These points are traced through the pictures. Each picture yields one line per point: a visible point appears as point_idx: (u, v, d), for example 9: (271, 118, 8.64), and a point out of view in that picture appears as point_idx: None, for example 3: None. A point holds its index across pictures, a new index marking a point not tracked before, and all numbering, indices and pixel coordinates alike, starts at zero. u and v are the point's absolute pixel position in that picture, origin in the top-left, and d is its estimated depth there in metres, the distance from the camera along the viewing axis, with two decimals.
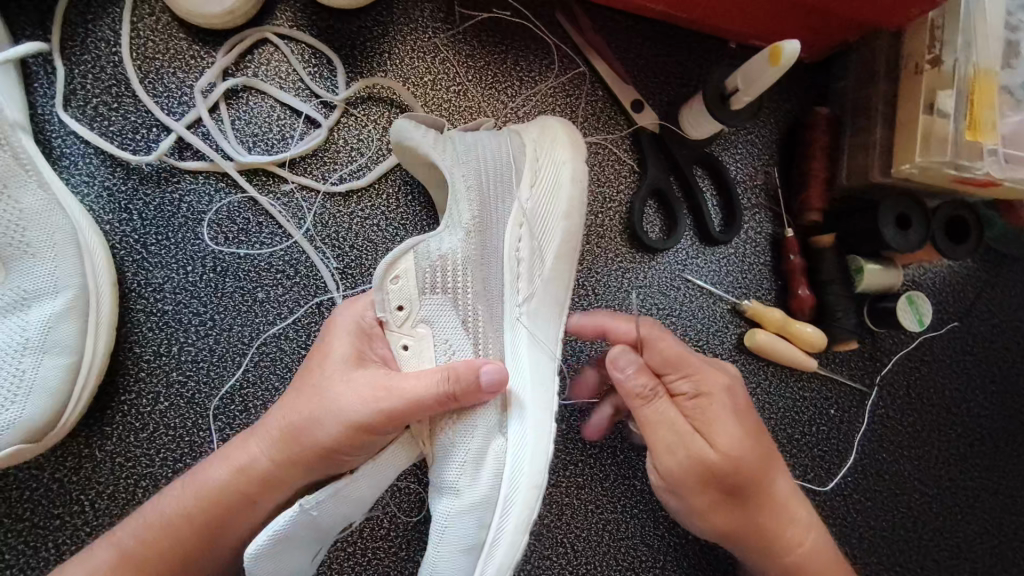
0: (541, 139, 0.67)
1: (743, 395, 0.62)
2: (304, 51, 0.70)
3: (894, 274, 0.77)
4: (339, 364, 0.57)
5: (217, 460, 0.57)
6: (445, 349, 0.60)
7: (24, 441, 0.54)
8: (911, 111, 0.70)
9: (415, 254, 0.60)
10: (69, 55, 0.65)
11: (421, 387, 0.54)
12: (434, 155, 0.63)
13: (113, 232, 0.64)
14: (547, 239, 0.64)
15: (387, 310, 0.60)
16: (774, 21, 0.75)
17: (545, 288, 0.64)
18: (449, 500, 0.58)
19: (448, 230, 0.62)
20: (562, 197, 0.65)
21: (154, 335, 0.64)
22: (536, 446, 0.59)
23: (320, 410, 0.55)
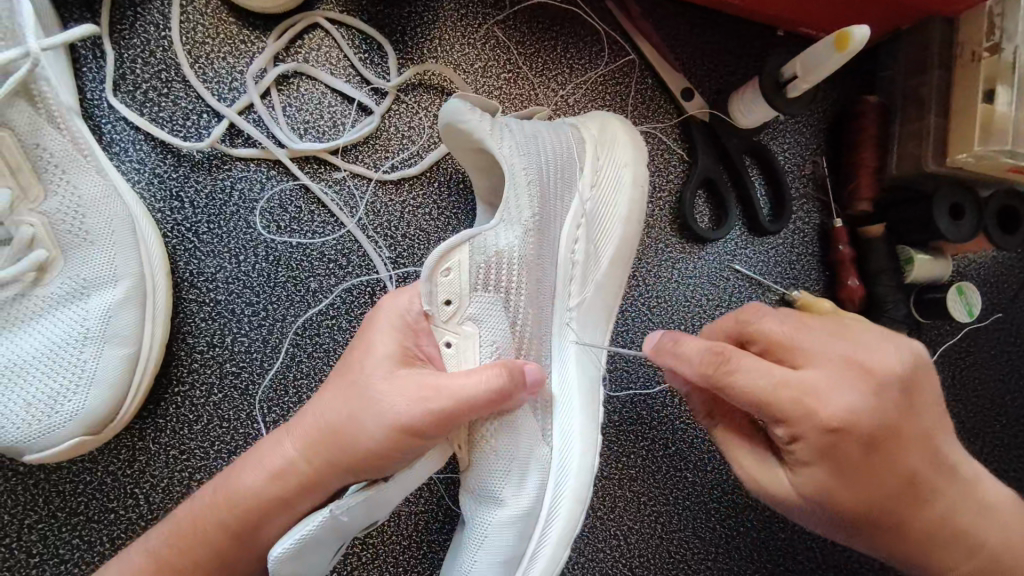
0: (601, 139, 0.65)
1: (846, 357, 0.50)
2: (354, 36, 0.68)
3: (943, 264, 0.77)
4: (380, 364, 0.50)
5: (247, 462, 0.51)
6: (492, 350, 0.56)
7: (86, 433, 0.53)
8: (968, 99, 0.70)
9: (471, 247, 0.55)
10: (119, 39, 0.63)
11: (471, 386, 0.49)
12: (492, 142, 0.57)
13: (165, 220, 0.63)
14: (603, 243, 0.64)
15: (435, 305, 0.54)
16: (827, 9, 0.74)
17: (597, 288, 0.64)
18: (491, 510, 0.54)
19: (504, 224, 0.58)
20: (623, 199, 0.65)
21: (207, 325, 0.63)
22: (583, 458, 0.58)
23: (362, 411, 0.48)
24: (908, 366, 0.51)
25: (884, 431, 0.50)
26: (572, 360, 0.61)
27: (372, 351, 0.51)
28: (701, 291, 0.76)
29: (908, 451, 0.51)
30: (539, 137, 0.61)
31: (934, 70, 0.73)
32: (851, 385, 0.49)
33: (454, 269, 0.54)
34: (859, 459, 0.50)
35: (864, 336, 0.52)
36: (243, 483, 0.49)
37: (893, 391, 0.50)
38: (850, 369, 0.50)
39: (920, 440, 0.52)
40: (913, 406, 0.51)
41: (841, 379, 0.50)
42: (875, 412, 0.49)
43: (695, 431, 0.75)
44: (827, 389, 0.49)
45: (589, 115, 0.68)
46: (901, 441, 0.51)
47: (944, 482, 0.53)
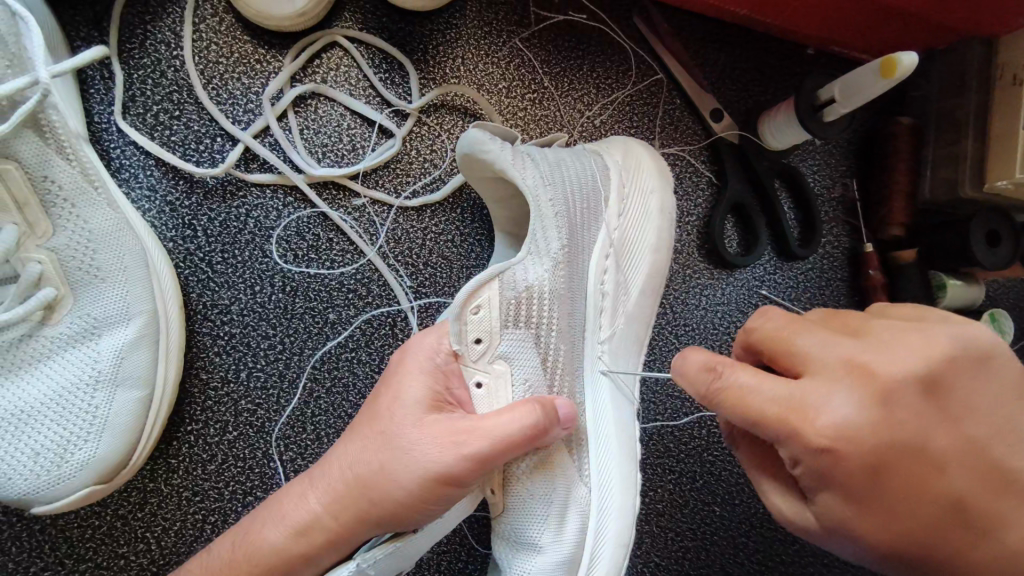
0: (628, 164, 0.62)
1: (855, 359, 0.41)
2: (375, 55, 0.65)
3: (976, 290, 0.74)
4: (410, 412, 0.47)
5: (268, 517, 0.48)
6: (525, 388, 0.53)
7: (97, 482, 0.50)
8: (1008, 123, 0.67)
9: (500, 283, 0.52)
10: (128, 58, 0.60)
11: (504, 426, 0.46)
12: (515, 174, 0.55)
13: (178, 250, 0.60)
14: (634, 273, 0.61)
15: (465, 344, 0.51)
16: (861, 29, 0.72)
17: (629, 320, 0.61)
18: (530, 557, 0.51)
19: (531, 258, 0.55)
20: (651, 227, 0.62)
21: (222, 360, 0.60)
22: (623, 501, 0.55)
23: (390, 460, 0.46)
24: (933, 362, 0.41)
25: (901, 447, 0.41)
26: (605, 393, 0.58)
27: (402, 399, 0.48)
28: (730, 318, 0.73)
29: (945, 470, 0.41)
30: (565, 165, 0.58)
31: (972, 92, 0.70)
32: (848, 396, 0.40)
33: (481, 307, 0.52)
34: (871, 483, 0.41)
35: (880, 332, 0.43)
36: (263, 537, 0.47)
37: (909, 395, 0.41)
38: (852, 379, 0.41)
39: (967, 454, 0.41)
40: (943, 414, 0.41)
41: (839, 390, 0.41)
42: (879, 425, 0.40)
43: (723, 463, 0.72)
44: (821, 400, 0.41)
45: (609, 140, 0.65)
46: (932, 460, 0.41)
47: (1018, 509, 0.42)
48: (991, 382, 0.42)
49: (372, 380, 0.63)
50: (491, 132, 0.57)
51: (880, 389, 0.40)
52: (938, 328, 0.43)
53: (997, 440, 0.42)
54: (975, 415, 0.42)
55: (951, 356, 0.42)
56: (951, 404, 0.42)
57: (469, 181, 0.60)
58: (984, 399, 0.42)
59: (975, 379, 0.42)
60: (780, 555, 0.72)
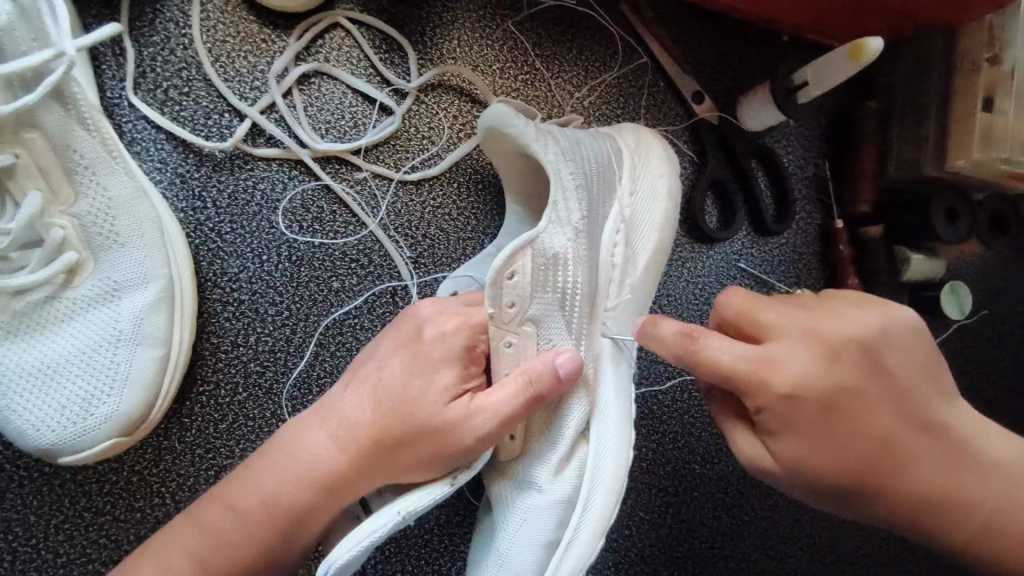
0: (638, 150, 0.66)
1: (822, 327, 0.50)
2: (375, 36, 0.68)
3: (937, 263, 0.79)
4: (420, 375, 0.53)
5: (278, 454, 0.54)
6: (547, 347, 0.57)
7: (119, 435, 0.53)
8: (968, 107, 0.73)
9: (532, 250, 0.55)
10: (138, 37, 0.63)
11: (502, 396, 0.51)
12: (538, 148, 0.57)
13: (188, 221, 0.63)
14: (643, 248, 0.63)
15: (500, 307, 0.53)
16: (832, 18, 0.76)
17: (633, 292, 0.62)
18: (530, 496, 0.55)
19: (555, 224, 0.57)
20: (658, 207, 0.64)
21: (232, 325, 0.63)
22: (616, 447, 0.56)
23: (403, 416, 0.52)
24: (858, 364, 0.50)
25: (859, 444, 0.50)
26: (607, 363, 0.59)
27: (415, 359, 0.53)
28: (709, 290, 0.78)
29: (898, 454, 0.51)
30: (583, 143, 0.61)
31: (934, 78, 0.75)
32: (803, 357, 0.49)
33: (517, 274, 0.53)
34: (831, 419, 0.49)
35: (815, 329, 0.49)
36: (278, 477, 0.53)
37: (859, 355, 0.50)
38: (796, 392, 0.48)
39: (909, 432, 0.51)
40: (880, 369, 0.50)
41: (792, 399, 0.48)
42: (832, 424, 0.49)
43: (703, 425, 0.76)
44: (779, 359, 0.49)
45: (623, 127, 0.68)
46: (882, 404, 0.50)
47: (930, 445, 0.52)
48: (909, 351, 0.52)
49: None
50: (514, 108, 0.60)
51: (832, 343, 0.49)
52: (852, 322, 0.50)
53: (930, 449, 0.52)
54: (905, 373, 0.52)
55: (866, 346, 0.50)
56: (885, 398, 0.50)
57: (489, 156, 0.63)
58: (910, 383, 0.52)
59: (900, 359, 0.51)
60: (755, 509, 0.77)
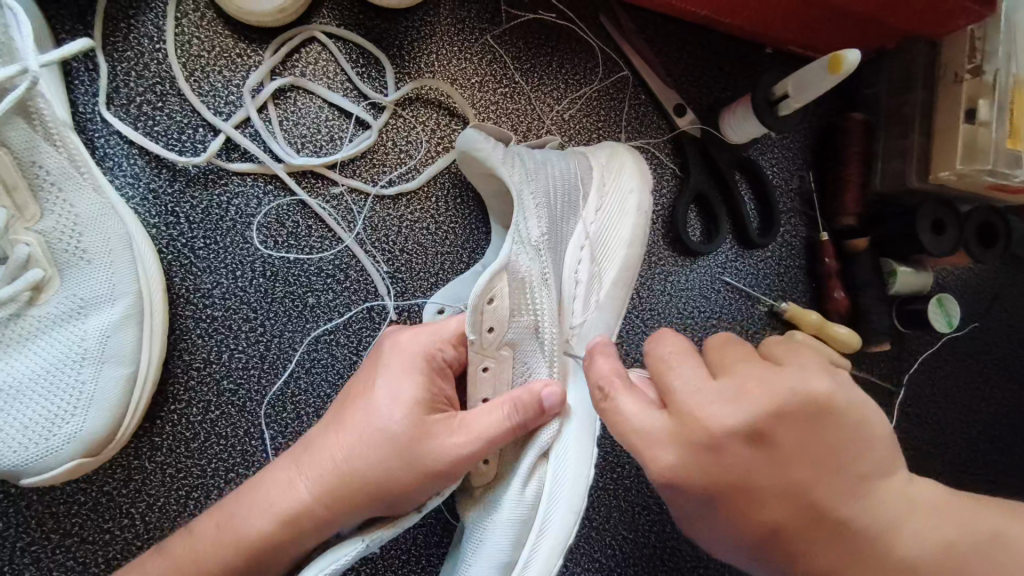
0: (610, 166, 0.65)
1: (715, 406, 0.45)
2: (351, 50, 0.68)
3: (925, 276, 0.79)
4: (405, 412, 0.50)
5: (253, 502, 0.50)
6: (519, 370, 0.57)
7: (84, 455, 0.52)
8: (950, 119, 0.72)
9: (508, 274, 0.54)
10: (112, 51, 0.62)
11: (492, 425, 0.50)
12: (502, 170, 0.58)
13: (161, 236, 0.63)
14: (608, 265, 0.63)
15: (481, 334, 0.53)
16: (814, 30, 0.76)
17: (598, 308, 0.62)
18: (489, 514, 0.54)
19: (519, 247, 0.57)
20: (626, 223, 0.64)
21: (204, 342, 0.63)
22: (577, 469, 0.55)
23: (389, 449, 0.49)
24: (749, 461, 0.45)
25: (749, 531, 0.47)
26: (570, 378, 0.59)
27: (397, 398, 0.51)
28: (692, 303, 0.77)
29: (800, 543, 0.46)
30: (550, 165, 0.62)
31: (918, 90, 0.75)
32: (679, 443, 0.45)
33: (494, 296, 0.53)
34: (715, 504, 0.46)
35: (699, 417, 0.45)
36: (245, 523, 0.49)
37: (748, 445, 0.45)
38: (668, 480, 0.46)
39: (815, 528, 0.46)
40: (774, 461, 0.45)
41: (666, 486, 0.46)
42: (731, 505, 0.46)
43: None
44: (655, 441, 0.46)
45: (598, 145, 0.68)
46: (785, 495, 0.45)
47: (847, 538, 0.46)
48: (824, 433, 0.45)
49: (351, 361, 0.65)
50: (486, 132, 0.61)
51: (716, 438, 0.44)
52: (746, 406, 0.44)
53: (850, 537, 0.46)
54: (816, 459, 0.45)
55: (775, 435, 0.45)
56: (784, 490, 0.45)
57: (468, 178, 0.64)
58: (825, 466, 0.45)
59: (808, 446, 0.45)
60: None
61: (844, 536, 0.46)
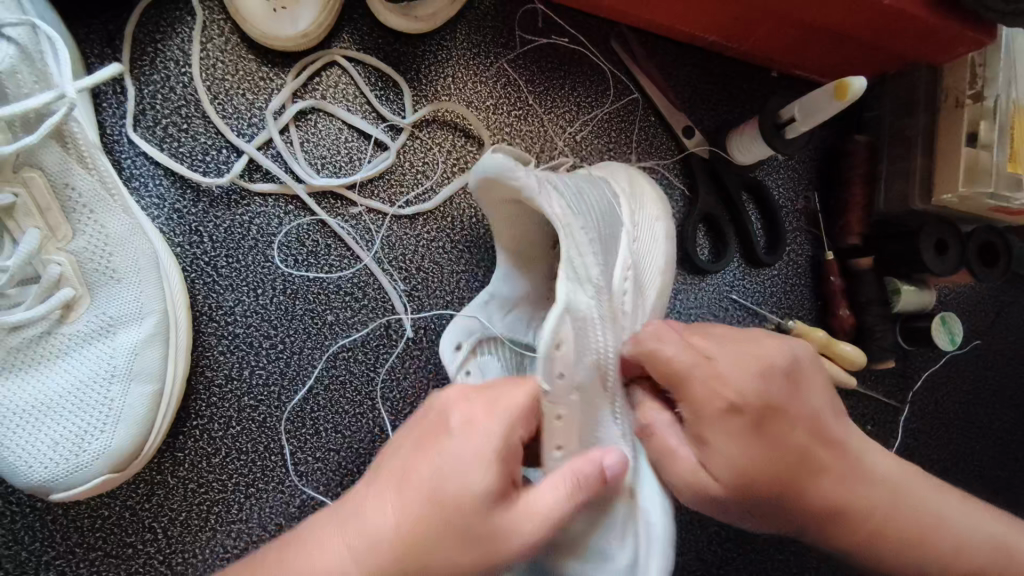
0: (637, 196, 0.65)
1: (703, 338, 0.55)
2: (370, 74, 0.70)
3: (928, 294, 0.81)
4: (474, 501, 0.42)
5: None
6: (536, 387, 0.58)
7: (112, 471, 0.53)
8: (953, 144, 0.74)
9: (572, 316, 0.50)
10: (140, 75, 0.64)
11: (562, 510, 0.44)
12: (542, 203, 0.52)
13: (185, 255, 0.64)
14: (646, 292, 0.63)
15: (551, 380, 0.48)
16: (819, 55, 0.78)
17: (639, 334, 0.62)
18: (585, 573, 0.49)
19: (576, 283, 0.52)
20: (658, 249, 0.65)
21: (226, 359, 0.64)
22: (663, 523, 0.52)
23: (461, 540, 0.42)
24: (731, 369, 0.53)
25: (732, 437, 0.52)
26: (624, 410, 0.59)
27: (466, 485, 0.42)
28: (701, 320, 0.79)
29: (775, 448, 0.53)
30: (587, 191, 0.57)
31: (920, 114, 0.77)
32: (676, 349, 0.53)
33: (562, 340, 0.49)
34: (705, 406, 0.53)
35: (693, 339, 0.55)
36: None
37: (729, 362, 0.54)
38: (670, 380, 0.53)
39: (784, 434, 0.53)
40: (749, 371, 0.54)
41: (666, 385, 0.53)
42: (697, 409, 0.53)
43: None
44: (663, 354, 0.53)
45: (614, 171, 0.68)
46: (764, 402, 0.53)
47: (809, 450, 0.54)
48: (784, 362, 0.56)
49: (368, 379, 0.66)
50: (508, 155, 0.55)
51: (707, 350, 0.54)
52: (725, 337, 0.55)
53: (797, 451, 0.54)
54: (782, 381, 0.54)
55: (726, 370, 0.53)
56: (761, 395, 0.53)
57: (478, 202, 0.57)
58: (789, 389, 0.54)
59: (773, 366, 0.55)
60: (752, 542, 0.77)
61: (804, 443, 0.54)
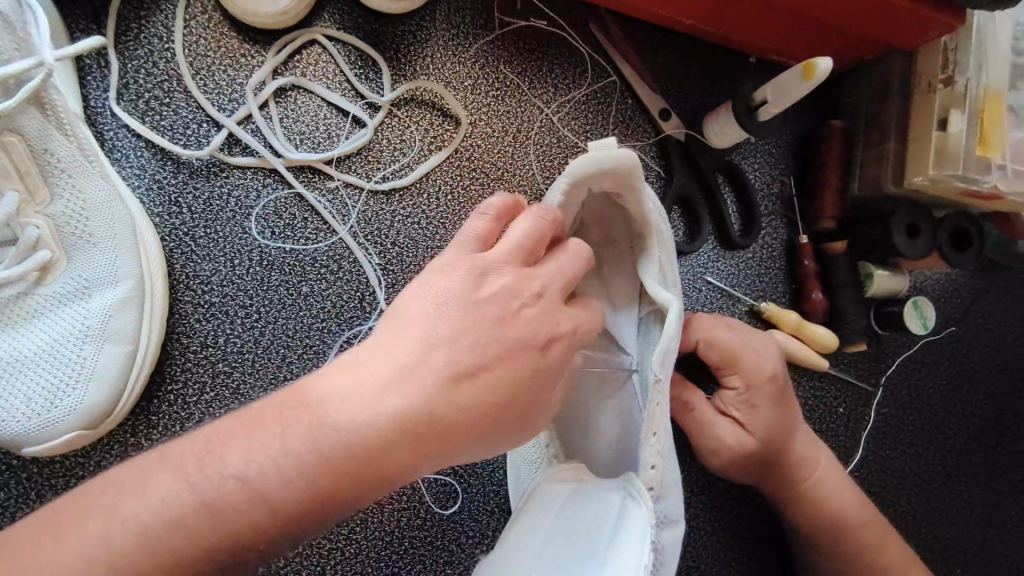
0: None
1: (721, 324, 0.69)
2: (351, 53, 0.72)
3: (901, 278, 0.81)
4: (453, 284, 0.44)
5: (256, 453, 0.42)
6: None
7: (84, 427, 0.55)
8: (923, 128, 0.75)
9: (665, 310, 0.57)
10: (123, 49, 0.66)
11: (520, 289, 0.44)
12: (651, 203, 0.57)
13: (163, 225, 0.66)
14: None
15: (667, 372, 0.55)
16: (795, 41, 0.79)
17: None
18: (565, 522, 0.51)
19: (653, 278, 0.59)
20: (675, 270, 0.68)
21: (202, 326, 0.65)
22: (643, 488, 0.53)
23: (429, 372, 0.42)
24: (738, 347, 0.68)
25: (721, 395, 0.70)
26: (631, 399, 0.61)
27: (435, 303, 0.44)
28: None
29: (762, 413, 0.67)
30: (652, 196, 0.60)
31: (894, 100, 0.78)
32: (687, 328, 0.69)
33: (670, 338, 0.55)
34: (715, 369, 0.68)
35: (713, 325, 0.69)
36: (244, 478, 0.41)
37: (741, 344, 0.68)
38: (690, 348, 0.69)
39: (774, 401, 0.67)
40: (752, 352, 0.68)
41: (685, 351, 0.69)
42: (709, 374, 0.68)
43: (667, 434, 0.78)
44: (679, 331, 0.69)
45: None
46: (761, 375, 0.67)
47: (789, 422, 0.68)
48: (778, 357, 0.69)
49: (340, 351, 0.68)
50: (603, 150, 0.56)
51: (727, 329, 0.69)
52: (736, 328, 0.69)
53: (782, 419, 0.68)
54: (777, 362, 0.68)
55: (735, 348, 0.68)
56: (758, 370, 0.67)
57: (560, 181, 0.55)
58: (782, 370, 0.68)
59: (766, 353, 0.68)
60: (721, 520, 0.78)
61: (788, 412, 0.68)
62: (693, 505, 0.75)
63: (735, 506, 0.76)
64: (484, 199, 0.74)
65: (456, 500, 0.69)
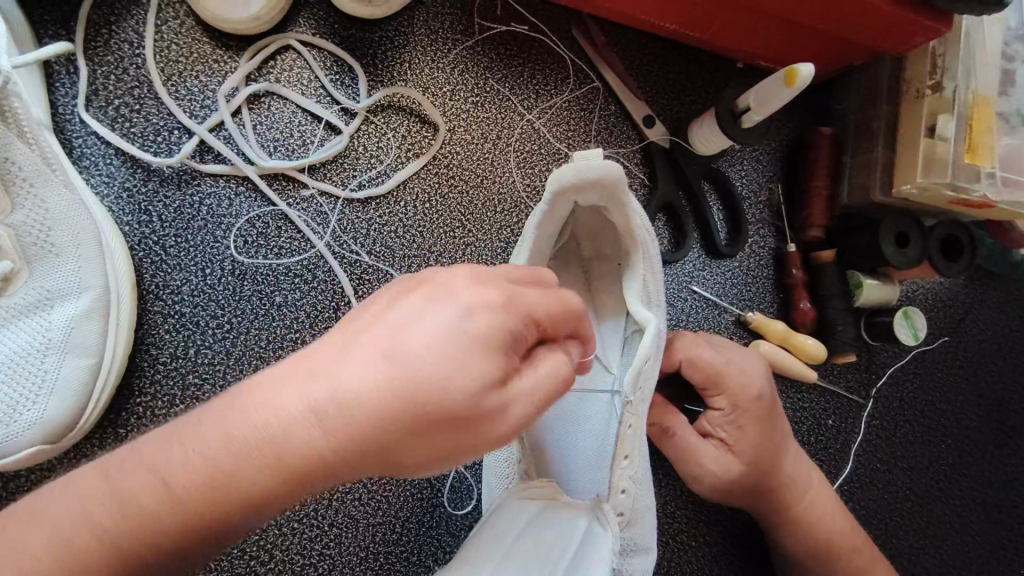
0: None
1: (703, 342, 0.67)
2: (326, 58, 0.70)
3: (891, 288, 0.79)
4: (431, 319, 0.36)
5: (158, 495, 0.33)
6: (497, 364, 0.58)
7: (44, 442, 0.54)
8: (913, 133, 0.73)
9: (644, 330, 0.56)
10: (92, 56, 0.65)
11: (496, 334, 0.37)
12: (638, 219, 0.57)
13: (133, 234, 0.65)
14: None
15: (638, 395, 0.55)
16: (780, 47, 0.77)
17: None
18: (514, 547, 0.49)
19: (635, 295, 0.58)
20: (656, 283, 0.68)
21: (172, 337, 0.64)
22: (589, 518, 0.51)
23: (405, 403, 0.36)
24: (720, 364, 0.66)
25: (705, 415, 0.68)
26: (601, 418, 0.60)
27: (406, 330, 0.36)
28: None
29: (749, 432, 0.65)
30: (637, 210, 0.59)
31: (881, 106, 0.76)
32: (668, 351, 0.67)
33: (648, 357, 0.55)
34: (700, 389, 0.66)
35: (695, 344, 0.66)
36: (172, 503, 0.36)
37: (724, 360, 0.66)
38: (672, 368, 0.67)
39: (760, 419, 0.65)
40: (738, 369, 0.66)
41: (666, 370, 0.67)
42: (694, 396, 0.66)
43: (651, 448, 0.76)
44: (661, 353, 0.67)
45: None
46: (746, 392, 0.65)
47: (777, 439, 0.66)
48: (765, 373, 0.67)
49: None
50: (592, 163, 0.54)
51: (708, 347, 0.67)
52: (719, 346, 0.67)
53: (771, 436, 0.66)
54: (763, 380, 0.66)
55: (719, 365, 0.66)
56: (745, 388, 0.65)
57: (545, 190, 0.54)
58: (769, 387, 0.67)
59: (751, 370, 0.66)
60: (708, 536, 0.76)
61: (776, 430, 0.66)
62: (677, 520, 0.73)
63: (720, 522, 0.74)
64: (463, 207, 0.72)
65: (431, 516, 0.68)
